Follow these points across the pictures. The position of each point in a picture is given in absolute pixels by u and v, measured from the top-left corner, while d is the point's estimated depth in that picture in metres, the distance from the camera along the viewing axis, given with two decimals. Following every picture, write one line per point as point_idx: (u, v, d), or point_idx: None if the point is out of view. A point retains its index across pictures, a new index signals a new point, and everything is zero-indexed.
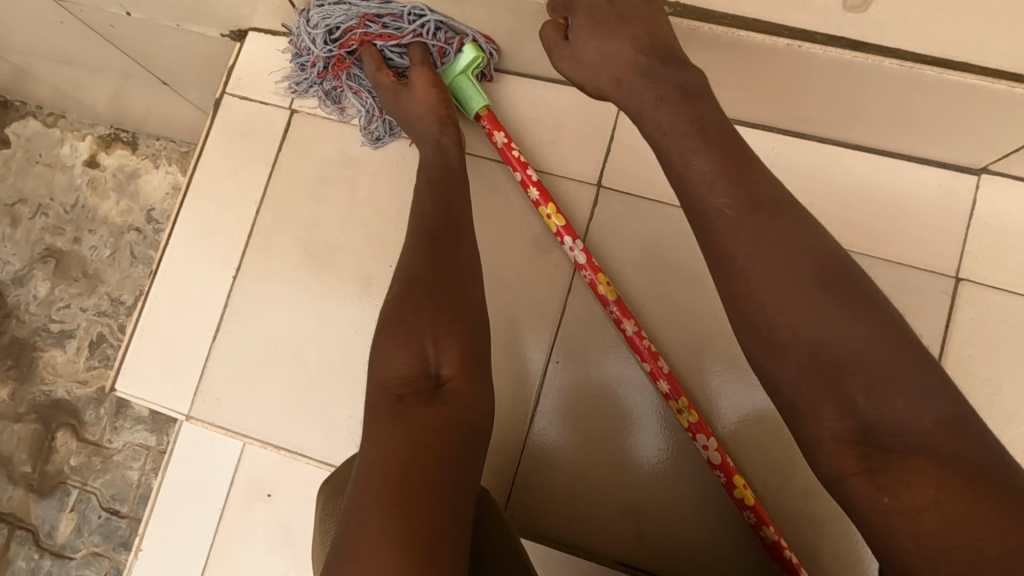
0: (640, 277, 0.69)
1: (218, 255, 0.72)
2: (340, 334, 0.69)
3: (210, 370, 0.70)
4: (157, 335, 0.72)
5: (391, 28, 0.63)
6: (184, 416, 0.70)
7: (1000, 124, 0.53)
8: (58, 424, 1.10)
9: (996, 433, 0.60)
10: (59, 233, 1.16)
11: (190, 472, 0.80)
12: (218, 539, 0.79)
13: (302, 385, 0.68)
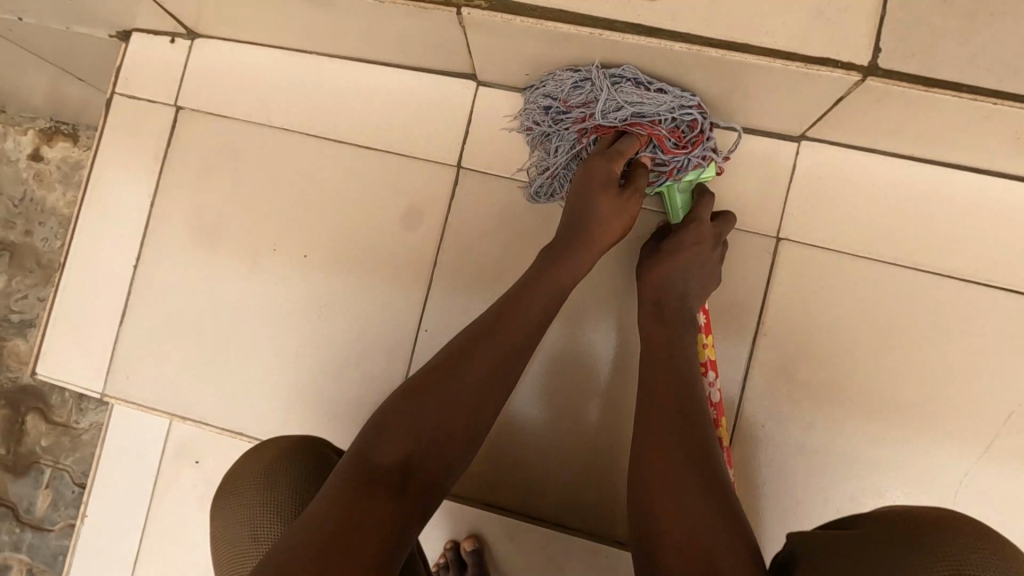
0: (499, 251, 0.73)
1: (121, 245, 0.79)
2: (234, 311, 0.76)
3: (119, 350, 0.77)
4: (71, 321, 0.79)
5: (655, 129, 0.64)
6: (98, 394, 0.77)
7: (790, 95, 0.60)
8: (28, 408, 1.17)
9: (811, 371, 0.69)
10: (12, 226, 1.19)
11: (122, 445, 0.87)
12: (155, 503, 0.86)
13: (205, 359, 0.76)
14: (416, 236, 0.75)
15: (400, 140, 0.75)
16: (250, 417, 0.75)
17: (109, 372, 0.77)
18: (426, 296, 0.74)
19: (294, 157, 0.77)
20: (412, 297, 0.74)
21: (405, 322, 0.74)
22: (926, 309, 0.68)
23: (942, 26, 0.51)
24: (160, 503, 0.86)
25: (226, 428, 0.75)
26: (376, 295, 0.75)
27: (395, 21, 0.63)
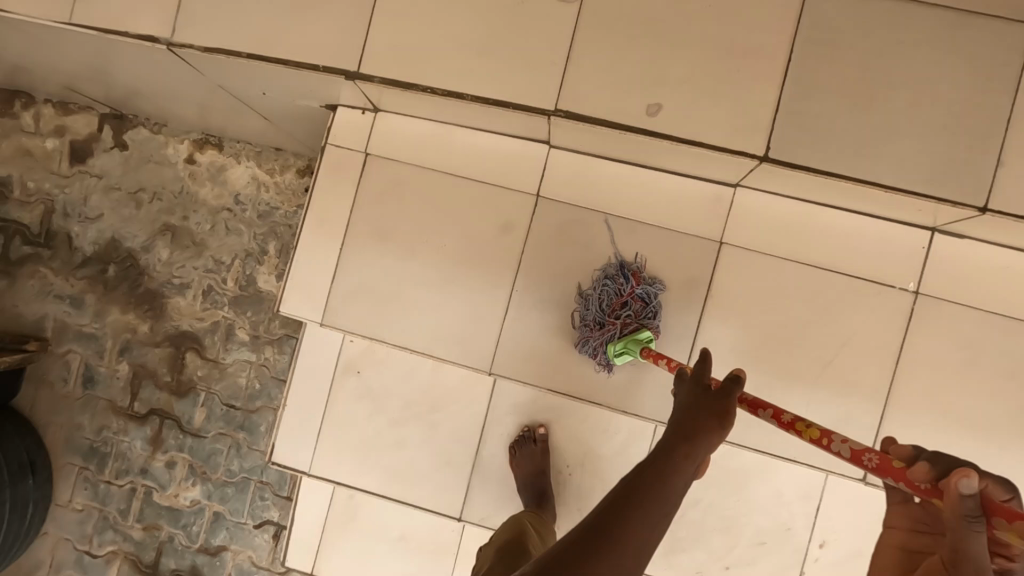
0: (563, 243, 1.29)
1: (334, 235, 1.31)
2: (404, 274, 1.30)
3: (335, 295, 1.30)
4: (301, 281, 1.32)
5: (592, 326, 1.24)
6: (321, 321, 1.30)
7: (718, 163, 1.19)
8: (187, 348, 2.03)
9: (725, 312, 1.30)
10: (171, 213, 2.05)
11: (310, 362, 1.42)
12: (335, 394, 1.42)
13: (384, 304, 1.30)
14: (513, 234, 1.29)
15: (506, 179, 1.29)
16: (410, 338, 1.30)
17: (328, 308, 1.30)
18: (518, 266, 1.28)
19: (441, 187, 1.30)
20: (509, 268, 1.29)
21: (506, 282, 1.29)
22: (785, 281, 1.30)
23: (780, 138, 1.13)
24: (337, 396, 1.42)
25: (399, 342, 1.30)
26: (488, 266, 1.29)
27: (515, 117, 1.20)
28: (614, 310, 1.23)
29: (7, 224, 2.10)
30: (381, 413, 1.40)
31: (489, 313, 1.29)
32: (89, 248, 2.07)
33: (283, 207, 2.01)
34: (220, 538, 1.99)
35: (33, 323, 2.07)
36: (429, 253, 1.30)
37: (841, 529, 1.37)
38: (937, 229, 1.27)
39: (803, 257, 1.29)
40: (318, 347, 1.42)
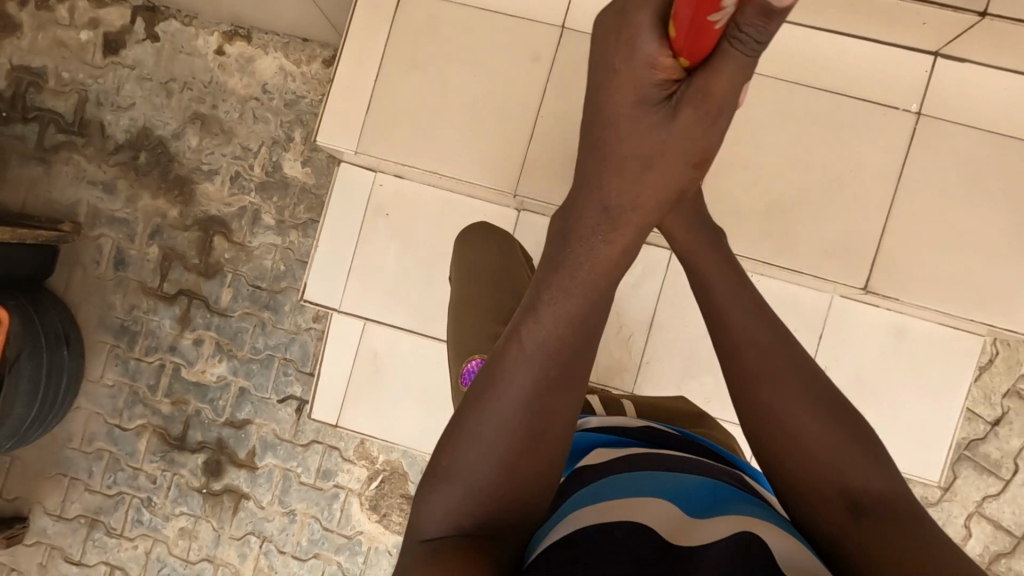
0: (583, 72, 1.31)
1: (366, 70, 1.36)
2: (433, 103, 1.34)
3: (368, 125, 1.36)
4: (334, 114, 1.36)
5: None
6: (355, 150, 1.36)
7: None
8: (215, 232, 2.11)
9: (744, 143, 1.36)
10: (201, 102, 2.13)
11: (342, 202, 1.52)
12: (366, 233, 1.52)
13: (414, 134, 1.34)
14: (539, 66, 1.32)
15: (533, 8, 1.31)
16: (438, 167, 1.34)
17: (361, 138, 1.36)
18: (543, 95, 1.32)
19: (470, 20, 1.34)
20: (534, 98, 1.32)
21: (531, 111, 1.32)
22: (800, 113, 1.35)
23: None
24: (366, 234, 1.52)
25: (427, 170, 1.34)
26: (515, 96, 1.33)
27: None
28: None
29: (40, 112, 2.17)
30: (407, 249, 1.51)
31: (515, 143, 1.32)
32: (121, 136, 2.15)
33: (310, 96, 2.09)
34: (245, 412, 2.08)
35: (67, 207, 2.15)
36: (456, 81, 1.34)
37: (843, 356, 1.41)
38: (944, 56, 1.32)
39: (819, 88, 1.35)
40: (350, 187, 1.52)
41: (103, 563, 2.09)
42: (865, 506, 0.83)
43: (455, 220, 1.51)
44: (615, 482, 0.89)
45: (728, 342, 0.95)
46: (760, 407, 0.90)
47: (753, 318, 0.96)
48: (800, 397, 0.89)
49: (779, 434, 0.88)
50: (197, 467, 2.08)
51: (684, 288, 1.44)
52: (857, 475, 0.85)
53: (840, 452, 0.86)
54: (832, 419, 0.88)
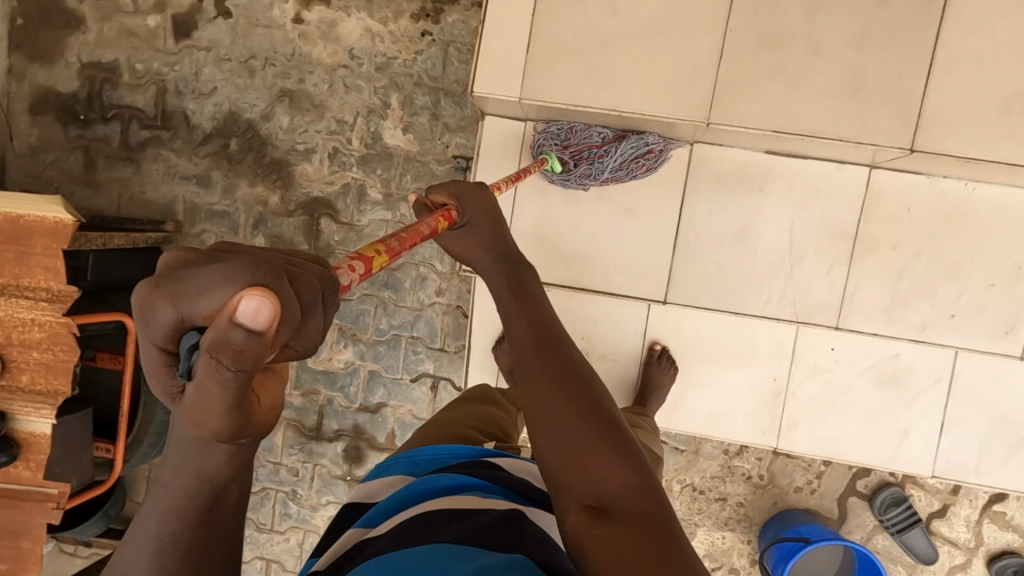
0: None
1: (523, 8, 1.26)
2: (601, 36, 1.25)
3: (529, 69, 1.26)
4: (494, 61, 1.27)
5: None
6: (520, 98, 1.27)
7: None
8: (320, 214, 2.01)
9: (965, 29, 1.20)
10: (286, 78, 2.00)
11: (493, 161, 1.42)
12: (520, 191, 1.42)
13: (583, 71, 1.26)
14: None
15: None
16: (615, 102, 1.26)
17: (524, 85, 1.27)
18: (727, 7, 1.22)
19: None
20: (716, 10, 1.23)
21: (711, 26, 1.23)
22: None
23: None
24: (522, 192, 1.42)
25: (605, 109, 1.26)
26: (688, 12, 1.23)
27: None
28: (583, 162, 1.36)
29: (120, 110, 2.06)
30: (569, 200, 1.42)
31: (699, 64, 1.24)
32: (208, 124, 2.04)
33: (402, 56, 1.95)
34: (378, 396, 2.02)
35: (164, 206, 2.07)
36: (625, 4, 1.24)
37: None
38: None
39: None
40: (500, 141, 1.42)
41: (258, 558, 2.10)
42: (610, 511, 0.65)
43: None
44: (400, 554, 0.65)
45: (518, 350, 0.83)
46: (558, 454, 0.70)
47: (527, 315, 0.87)
48: (589, 434, 0.70)
49: (550, 464, 0.71)
50: (338, 455, 2.04)
51: (885, 203, 1.38)
52: (617, 503, 0.66)
53: (610, 481, 0.67)
54: (614, 450, 0.69)
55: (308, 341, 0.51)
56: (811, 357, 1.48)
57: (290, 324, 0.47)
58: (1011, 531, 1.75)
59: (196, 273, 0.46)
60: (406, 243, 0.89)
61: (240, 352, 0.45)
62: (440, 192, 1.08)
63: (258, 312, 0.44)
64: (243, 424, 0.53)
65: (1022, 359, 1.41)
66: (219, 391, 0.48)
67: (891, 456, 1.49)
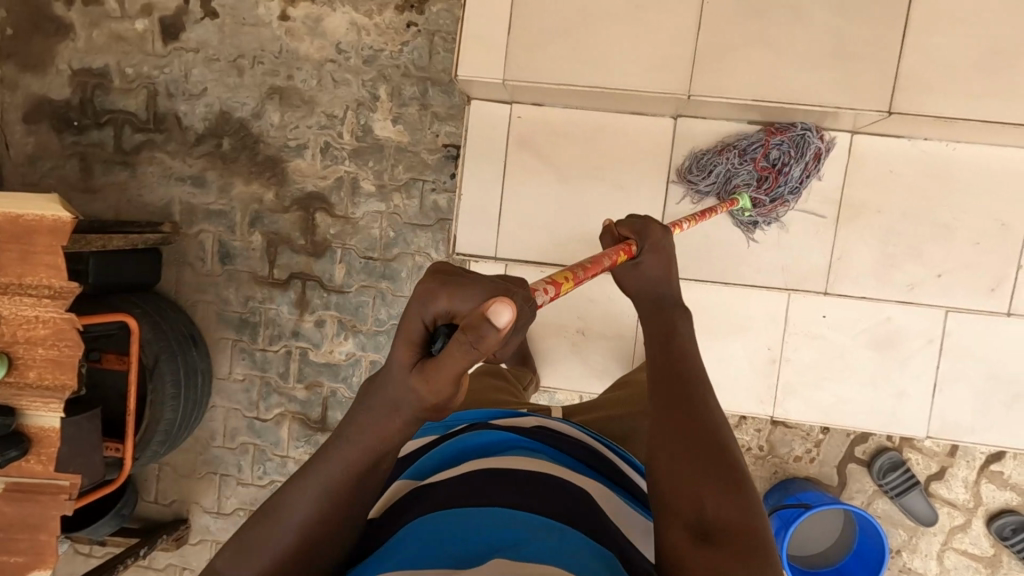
0: None
1: None
2: (581, 15, 1.27)
3: (511, 50, 1.28)
4: (476, 45, 1.29)
5: None
6: (503, 80, 1.29)
7: None
8: (316, 208, 2.04)
9: None
10: (275, 74, 2.02)
11: (482, 145, 1.44)
12: (508, 173, 1.44)
13: (564, 50, 1.28)
14: None
15: None
16: (598, 79, 1.28)
17: (507, 66, 1.28)
18: None
19: None
20: None
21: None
22: None
23: None
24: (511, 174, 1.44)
25: (588, 87, 1.28)
26: None
27: None
28: (779, 201, 1.37)
29: (113, 115, 2.08)
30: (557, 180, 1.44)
31: (679, 38, 1.26)
32: (200, 125, 2.06)
33: (388, 48, 1.97)
34: None
35: (161, 208, 2.09)
36: None
37: None
38: None
39: None
40: (487, 125, 1.44)
41: None
42: (714, 537, 0.73)
43: (604, 140, 1.43)
44: (461, 517, 0.72)
45: (651, 376, 0.94)
46: (667, 472, 0.80)
47: (665, 349, 0.98)
48: (702, 463, 0.80)
49: (664, 488, 0.79)
50: None
51: (868, 168, 1.40)
52: (720, 528, 0.74)
53: (715, 508, 0.76)
54: (728, 486, 0.78)
55: (510, 348, 0.62)
56: (803, 324, 1.50)
57: (507, 332, 0.58)
58: (1009, 489, 1.78)
59: (463, 279, 0.61)
60: (591, 270, 0.93)
61: (474, 342, 0.57)
62: (626, 225, 1.13)
63: (500, 315, 0.55)
64: (440, 404, 0.64)
65: (1008, 316, 1.43)
66: (436, 369, 0.60)
67: (887, 418, 1.51)
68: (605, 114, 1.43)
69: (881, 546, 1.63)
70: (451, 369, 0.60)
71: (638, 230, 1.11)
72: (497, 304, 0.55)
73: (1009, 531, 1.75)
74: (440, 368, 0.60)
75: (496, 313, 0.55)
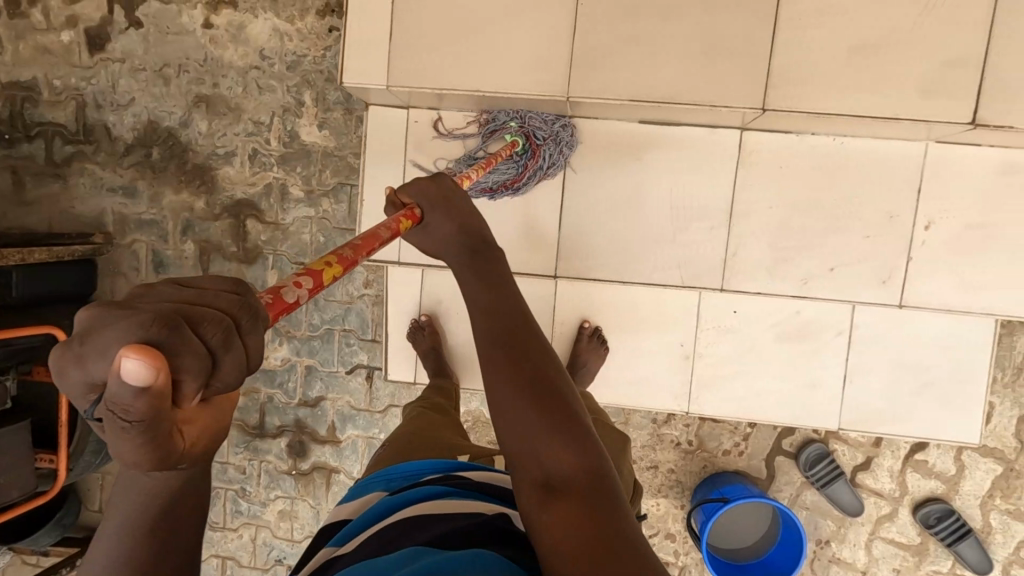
0: None
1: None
2: (462, 20, 1.28)
3: (395, 57, 1.29)
4: (361, 52, 1.30)
5: None
6: (388, 86, 1.29)
7: None
8: (246, 216, 2.04)
9: None
10: (201, 83, 2.02)
11: (381, 150, 1.45)
12: (409, 177, 1.45)
13: (447, 55, 1.28)
14: None
15: None
16: (480, 83, 1.28)
17: (392, 73, 1.29)
18: None
19: None
20: None
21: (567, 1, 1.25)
22: None
23: None
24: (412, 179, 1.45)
25: (471, 90, 1.28)
26: None
27: None
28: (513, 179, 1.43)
29: (43, 127, 2.08)
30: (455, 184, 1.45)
31: (559, 40, 1.26)
32: (129, 135, 2.06)
33: (310, 53, 1.97)
34: (316, 390, 2.06)
35: (94, 219, 2.10)
36: None
37: (950, 207, 1.37)
38: None
39: None
40: (386, 130, 1.45)
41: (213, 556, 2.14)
42: (558, 489, 0.73)
43: (502, 142, 1.43)
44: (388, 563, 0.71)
45: (478, 326, 0.88)
46: (512, 434, 0.78)
47: (492, 298, 0.90)
48: (539, 418, 0.77)
49: (512, 457, 0.78)
50: (282, 451, 2.08)
51: (763, 163, 1.40)
52: (564, 479, 0.73)
53: (559, 460, 0.75)
54: (564, 432, 0.77)
55: (228, 378, 0.53)
56: (710, 321, 1.51)
57: (191, 374, 0.49)
58: (934, 478, 1.78)
59: (92, 333, 0.48)
60: (360, 248, 0.92)
61: (141, 404, 0.47)
62: (407, 191, 1.03)
63: (139, 372, 0.45)
64: (175, 457, 0.56)
65: (902, 308, 1.43)
66: (143, 441, 0.51)
67: (794, 412, 1.52)
68: (502, 116, 1.43)
69: (799, 537, 1.65)
70: (148, 433, 0.51)
71: (420, 193, 1.02)
72: (128, 362, 0.45)
73: (934, 520, 1.76)
74: (142, 438, 0.51)
75: (136, 370, 0.45)
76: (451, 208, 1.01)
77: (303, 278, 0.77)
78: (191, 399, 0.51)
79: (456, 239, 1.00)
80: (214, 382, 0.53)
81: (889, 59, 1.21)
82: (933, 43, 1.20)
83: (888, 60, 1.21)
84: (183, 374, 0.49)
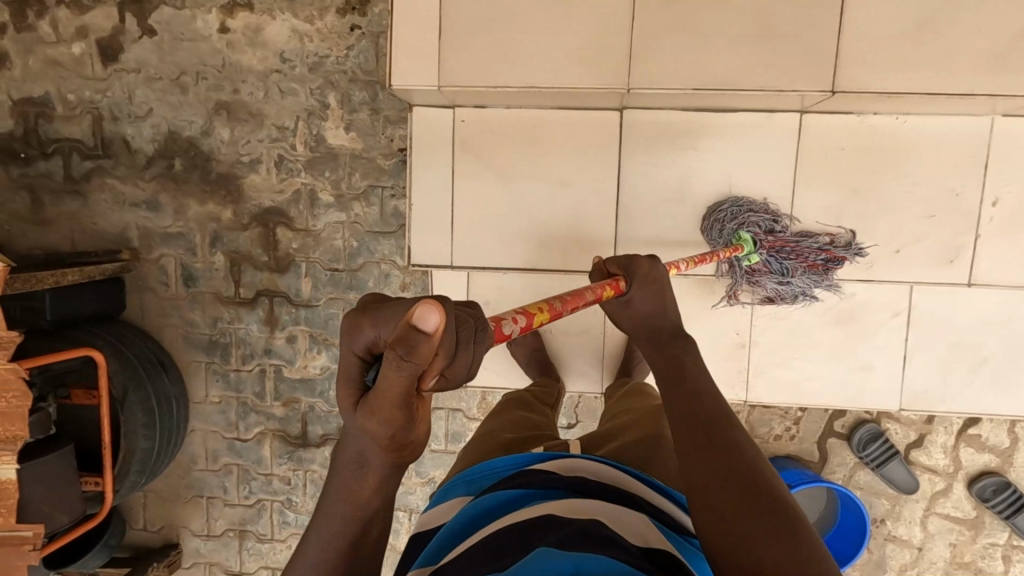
0: None
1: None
2: (512, 13, 1.24)
3: (443, 56, 1.25)
4: (408, 53, 1.26)
5: None
6: (438, 86, 1.26)
7: None
8: (276, 223, 2.00)
9: None
10: (220, 90, 1.96)
11: (427, 152, 1.41)
12: (457, 178, 1.42)
13: (498, 51, 1.24)
14: None
15: None
16: (534, 78, 1.24)
17: (440, 73, 1.25)
18: None
19: None
20: None
21: None
22: None
23: None
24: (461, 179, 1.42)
25: (525, 86, 1.24)
26: None
27: None
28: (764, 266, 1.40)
29: (59, 143, 2.02)
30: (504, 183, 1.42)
31: (614, 29, 1.22)
32: (149, 147, 2.01)
33: (332, 53, 1.91)
34: None
35: (118, 235, 2.05)
36: None
37: (1015, 181, 1.35)
38: None
39: None
40: (430, 131, 1.41)
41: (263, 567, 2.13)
42: (723, 522, 0.74)
43: (551, 137, 1.40)
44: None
45: (662, 385, 0.99)
46: (682, 474, 0.83)
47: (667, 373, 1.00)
48: (705, 462, 0.81)
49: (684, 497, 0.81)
50: (326, 459, 2.06)
51: (818, 145, 1.37)
52: (728, 516, 0.74)
53: (721, 497, 0.76)
54: (732, 477, 0.78)
55: (459, 371, 0.60)
56: (770, 307, 1.49)
57: (446, 348, 0.57)
58: (988, 451, 1.78)
59: (390, 305, 0.62)
60: (568, 304, 0.93)
61: (408, 357, 0.55)
62: (613, 265, 1.19)
63: (424, 317, 0.54)
64: (402, 423, 0.64)
65: (968, 287, 1.42)
66: (392, 393, 0.60)
67: (856, 395, 1.51)
68: (549, 111, 1.40)
69: (862, 521, 1.67)
70: (395, 393, 0.60)
71: (628, 265, 1.16)
72: (415, 310, 0.54)
73: (990, 493, 1.76)
74: (385, 390, 0.60)
75: (415, 322, 0.54)
76: (655, 291, 1.13)
77: (517, 321, 0.79)
78: (429, 378, 0.59)
79: (674, 303, 1.14)
80: (440, 372, 0.59)
81: (957, 32, 1.17)
82: (1002, 15, 1.17)
83: (956, 34, 1.17)
84: (437, 350, 0.56)
